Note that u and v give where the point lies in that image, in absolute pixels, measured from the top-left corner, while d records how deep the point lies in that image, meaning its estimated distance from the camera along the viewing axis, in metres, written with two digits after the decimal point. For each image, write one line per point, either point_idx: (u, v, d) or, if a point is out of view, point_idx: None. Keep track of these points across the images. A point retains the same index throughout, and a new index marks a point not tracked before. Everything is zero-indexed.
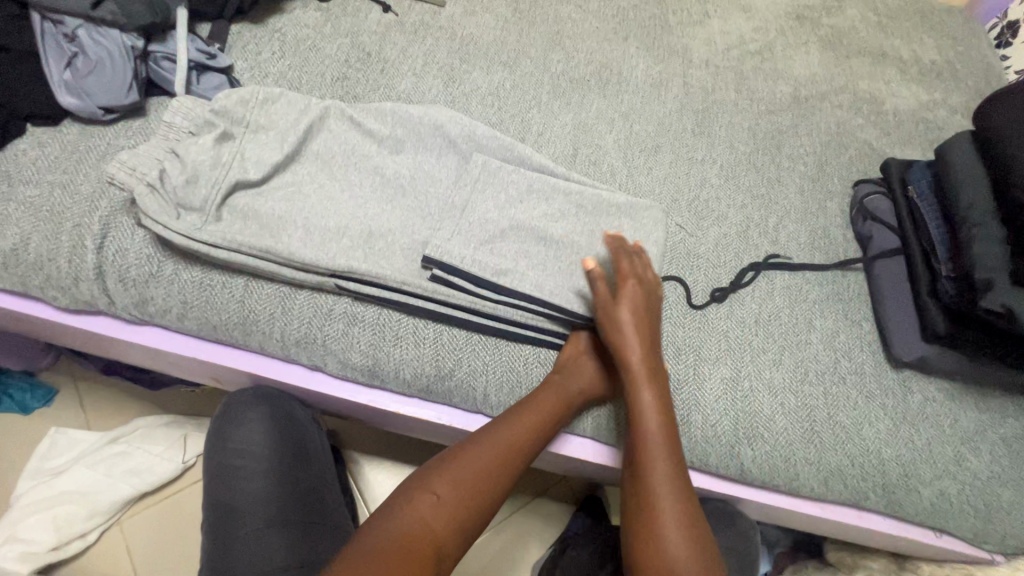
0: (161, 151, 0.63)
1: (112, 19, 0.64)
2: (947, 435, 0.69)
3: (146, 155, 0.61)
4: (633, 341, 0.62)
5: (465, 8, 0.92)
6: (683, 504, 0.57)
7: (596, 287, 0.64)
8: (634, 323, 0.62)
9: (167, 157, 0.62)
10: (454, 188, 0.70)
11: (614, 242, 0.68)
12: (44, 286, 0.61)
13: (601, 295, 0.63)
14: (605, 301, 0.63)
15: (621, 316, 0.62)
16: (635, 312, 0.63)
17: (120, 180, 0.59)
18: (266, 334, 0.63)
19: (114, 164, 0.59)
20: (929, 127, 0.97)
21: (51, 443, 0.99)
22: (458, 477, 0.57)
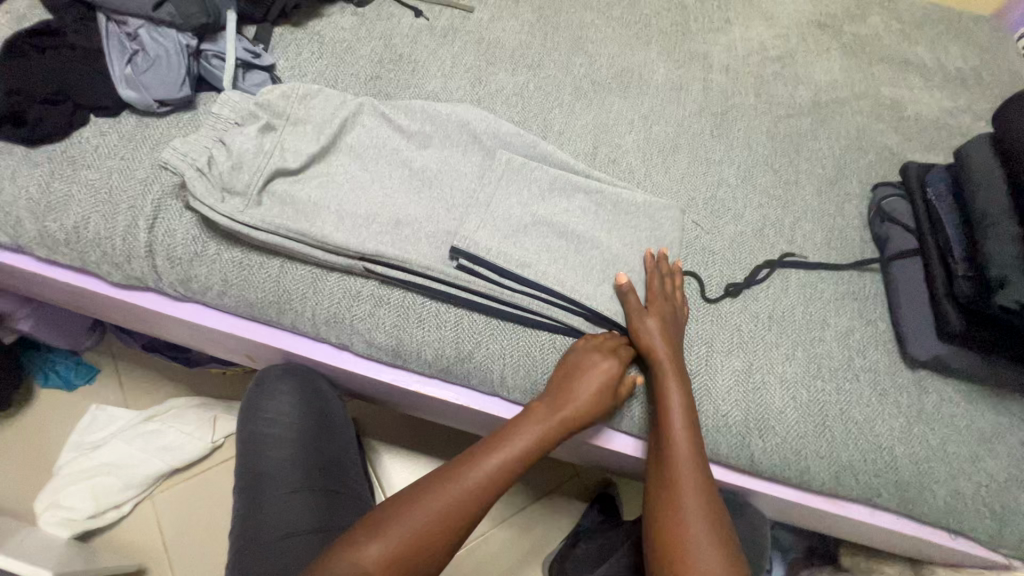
0: (209, 141, 0.68)
1: (170, 19, 0.70)
2: (963, 435, 0.69)
3: (196, 144, 0.67)
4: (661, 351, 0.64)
5: (492, 13, 0.96)
6: (710, 515, 0.58)
7: (627, 300, 0.67)
8: (663, 335, 0.66)
9: (215, 145, 0.67)
10: (479, 182, 0.73)
11: (649, 258, 0.72)
12: (100, 262, 0.67)
13: (633, 308, 0.67)
14: (637, 313, 0.66)
15: (651, 326, 0.65)
16: (665, 324, 0.66)
17: (174, 165, 0.65)
18: (299, 313, 0.67)
19: (170, 150, 0.65)
20: (951, 133, 0.97)
21: (93, 418, 1.05)
22: (469, 486, 0.57)
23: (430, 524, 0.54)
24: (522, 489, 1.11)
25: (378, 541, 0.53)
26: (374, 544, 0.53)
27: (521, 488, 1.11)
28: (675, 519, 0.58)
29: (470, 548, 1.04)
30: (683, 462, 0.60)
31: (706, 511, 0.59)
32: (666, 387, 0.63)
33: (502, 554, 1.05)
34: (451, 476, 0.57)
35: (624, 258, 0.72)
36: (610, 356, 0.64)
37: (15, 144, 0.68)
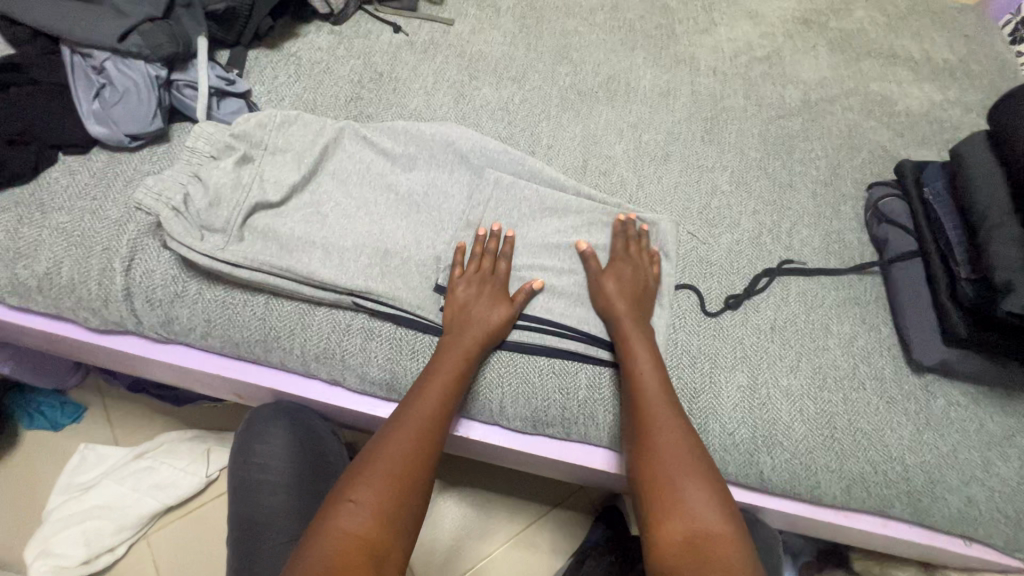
0: (186, 175, 0.66)
1: (137, 51, 0.67)
2: (973, 440, 0.68)
3: (171, 180, 0.64)
4: (620, 300, 0.65)
5: (473, 25, 0.94)
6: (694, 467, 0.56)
7: (590, 263, 0.69)
8: (622, 286, 0.67)
9: (190, 181, 0.65)
10: (468, 206, 0.71)
11: (618, 228, 0.71)
12: (76, 308, 0.64)
13: (592, 266, 0.68)
14: (595, 272, 0.68)
15: (607, 280, 0.67)
16: (625, 280, 0.67)
17: (148, 205, 0.62)
18: (287, 351, 0.65)
19: (142, 190, 0.62)
20: (943, 127, 0.96)
21: (80, 458, 1.02)
22: (422, 427, 0.56)
23: (399, 467, 0.53)
24: (526, 506, 1.09)
25: (361, 503, 0.51)
26: (357, 511, 0.50)
27: (525, 505, 1.09)
28: (659, 465, 0.56)
29: (475, 570, 1.03)
30: (662, 411, 0.59)
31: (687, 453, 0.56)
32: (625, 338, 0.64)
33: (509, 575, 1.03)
34: (404, 420, 0.56)
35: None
36: (498, 304, 0.63)
37: None
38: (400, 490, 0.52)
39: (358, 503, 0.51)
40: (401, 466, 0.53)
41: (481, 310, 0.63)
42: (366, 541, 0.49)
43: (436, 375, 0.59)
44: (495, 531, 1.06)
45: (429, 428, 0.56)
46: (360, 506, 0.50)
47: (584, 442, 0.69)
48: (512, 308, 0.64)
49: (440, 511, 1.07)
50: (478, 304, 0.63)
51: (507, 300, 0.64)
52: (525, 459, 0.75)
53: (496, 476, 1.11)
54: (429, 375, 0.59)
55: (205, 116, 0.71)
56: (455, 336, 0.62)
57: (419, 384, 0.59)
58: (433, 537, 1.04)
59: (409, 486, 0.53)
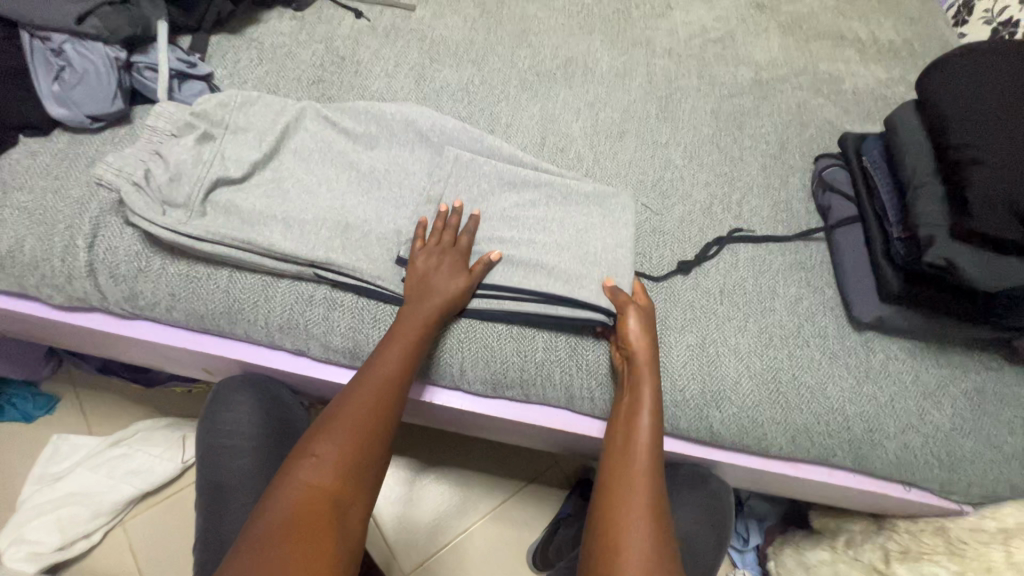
0: (146, 153, 0.67)
1: (95, 33, 0.68)
2: (910, 390, 0.72)
3: (132, 158, 0.66)
4: (642, 340, 0.64)
5: (434, 11, 0.96)
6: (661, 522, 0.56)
7: (619, 296, 0.66)
8: (646, 329, 0.65)
9: (152, 157, 0.67)
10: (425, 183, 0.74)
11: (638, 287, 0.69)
12: (40, 285, 0.65)
13: (625, 304, 0.66)
14: (630, 306, 0.66)
15: (633, 324, 0.64)
16: (650, 330, 0.65)
17: (108, 180, 0.64)
18: (251, 322, 0.66)
19: (103, 166, 0.64)
20: (887, 103, 1.01)
21: (54, 448, 1.02)
22: (382, 388, 0.58)
23: (360, 424, 0.56)
24: (501, 481, 1.11)
25: (323, 456, 0.53)
26: (319, 463, 0.53)
27: (501, 481, 1.11)
28: (625, 521, 0.56)
29: (451, 545, 1.05)
30: (637, 471, 0.59)
31: (659, 511, 0.57)
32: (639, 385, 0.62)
33: (486, 547, 1.05)
34: (366, 380, 0.58)
35: (577, 244, 0.71)
36: (458, 275, 0.65)
37: None
38: (362, 445, 0.55)
39: (319, 455, 0.53)
40: (362, 423, 0.56)
41: (441, 281, 0.64)
42: (328, 489, 0.52)
43: (397, 340, 0.61)
44: (473, 507, 1.09)
45: (387, 388, 0.58)
46: (321, 458, 0.53)
47: (543, 404, 0.72)
48: (470, 279, 0.65)
49: (417, 489, 1.09)
50: (437, 275, 0.64)
51: (468, 274, 0.66)
52: (488, 423, 0.78)
53: (471, 455, 1.13)
54: (390, 339, 0.61)
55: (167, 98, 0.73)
56: (413, 305, 0.63)
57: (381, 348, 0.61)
58: (411, 514, 1.06)
59: (368, 441, 0.56)
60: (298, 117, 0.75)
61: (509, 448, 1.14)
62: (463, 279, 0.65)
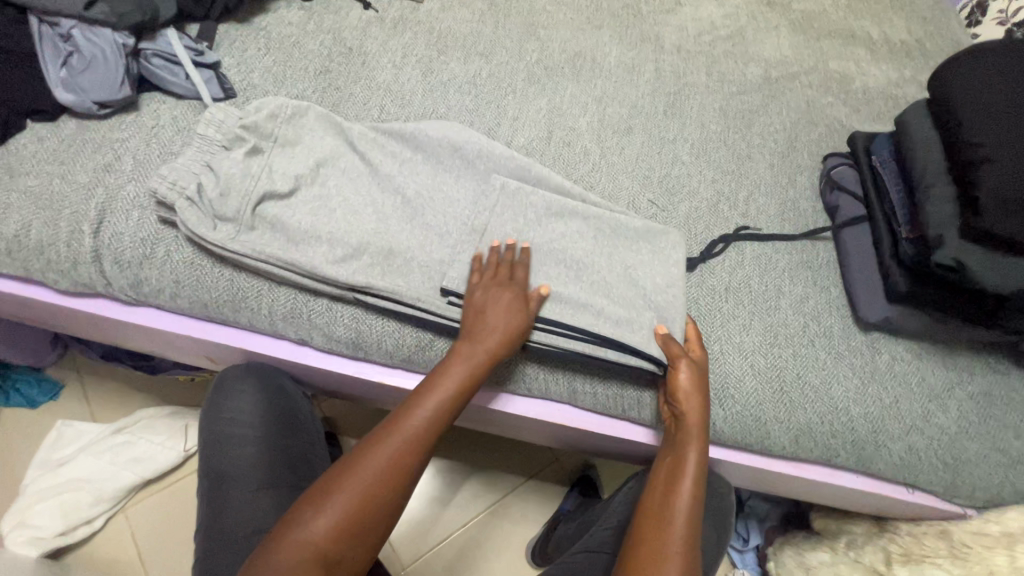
0: (198, 165, 0.66)
1: (104, 18, 0.68)
2: (915, 392, 0.72)
3: (185, 171, 0.65)
4: (693, 400, 0.62)
5: (442, 3, 0.96)
6: None
7: (670, 347, 0.65)
8: (698, 385, 0.63)
9: (204, 171, 0.66)
10: (466, 203, 0.72)
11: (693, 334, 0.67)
12: (45, 271, 0.65)
13: (682, 359, 0.64)
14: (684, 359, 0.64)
15: (686, 378, 0.63)
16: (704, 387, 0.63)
17: (162, 193, 0.63)
18: (255, 310, 0.66)
19: (156, 178, 0.63)
20: (897, 104, 1.00)
21: (57, 434, 1.03)
22: (411, 441, 0.56)
23: (378, 478, 0.53)
24: (502, 477, 1.11)
25: (330, 512, 0.51)
26: (319, 519, 0.51)
27: (501, 476, 1.11)
28: None
29: (450, 539, 1.05)
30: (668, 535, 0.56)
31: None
32: (682, 450, 0.62)
33: (485, 542, 1.05)
34: (398, 430, 0.56)
35: (621, 272, 0.70)
36: (514, 314, 0.62)
37: None
38: (368, 506, 0.52)
39: (321, 510, 0.51)
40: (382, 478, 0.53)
41: (495, 318, 0.61)
42: (320, 551, 0.49)
43: (438, 388, 0.58)
44: (473, 501, 1.09)
45: (414, 441, 0.56)
46: (322, 515, 0.51)
47: (550, 401, 0.72)
48: (524, 317, 0.62)
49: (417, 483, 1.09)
50: (495, 312, 0.61)
51: (524, 312, 0.62)
52: (490, 416, 0.78)
53: (472, 449, 1.13)
54: (433, 385, 0.59)
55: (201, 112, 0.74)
56: (467, 348, 0.60)
57: (420, 393, 0.58)
58: (411, 507, 1.06)
59: (381, 498, 0.53)
60: (339, 129, 0.74)
61: (510, 443, 1.14)
62: (518, 317, 0.62)
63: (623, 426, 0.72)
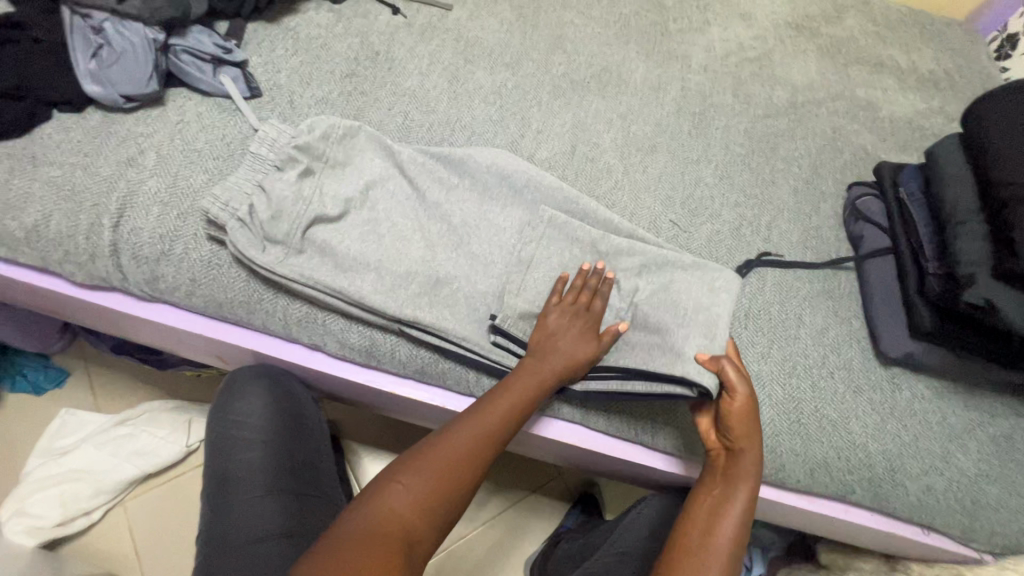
0: (249, 184, 0.66)
1: (135, 13, 0.68)
2: (935, 431, 0.70)
3: (236, 190, 0.65)
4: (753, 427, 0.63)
5: (471, 12, 0.96)
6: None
7: (726, 372, 0.64)
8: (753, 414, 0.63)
9: (256, 191, 0.66)
10: (512, 235, 0.72)
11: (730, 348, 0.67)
12: (63, 262, 0.65)
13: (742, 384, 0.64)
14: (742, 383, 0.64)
15: (744, 407, 0.62)
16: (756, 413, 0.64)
17: (214, 215, 0.63)
18: (269, 313, 0.66)
19: (210, 199, 0.63)
20: (924, 135, 0.99)
21: (61, 423, 1.03)
22: (489, 430, 0.58)
23: (453, 458, 0.56)
24: (503, 490, 1.10)
25: (411, 485, 0.53)
26: (404, 493, 0.52)
27: (502, 489, 1.10)
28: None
29: (447, 551, 1.03)
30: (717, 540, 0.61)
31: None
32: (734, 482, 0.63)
33: (483, 556, 1.04)
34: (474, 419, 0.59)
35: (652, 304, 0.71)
36: (587, 339, 0.64)
37: None
38: (447, 487, 0.54)
39: (405, 484, 0.53)
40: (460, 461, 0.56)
41: (568, 343, 0.64)
42: (405, 523, 0.51)
43: (512, 390, 0.61)
44: (471, 513, 1.07)
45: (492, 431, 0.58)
46: (407, 488, 0.52)
47: (564, 423, 0.72)
48: (598, 347, 0.65)
49: None
50: (570, 338, 0.64)
51: (595, 339, 0.65)
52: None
53: None
54: (506, 387, 0.61)
55: (253, 131, 0.73)
56: (537, 360, 0.63)
57: (497, 392, 0.61)
58: None
59: (457, 480, 0.55)
60: (387, 150, 0.73)
61: (513, 456, 1.13)
62: (590, 343, 0.64)
63: (637, 451, 0.73)
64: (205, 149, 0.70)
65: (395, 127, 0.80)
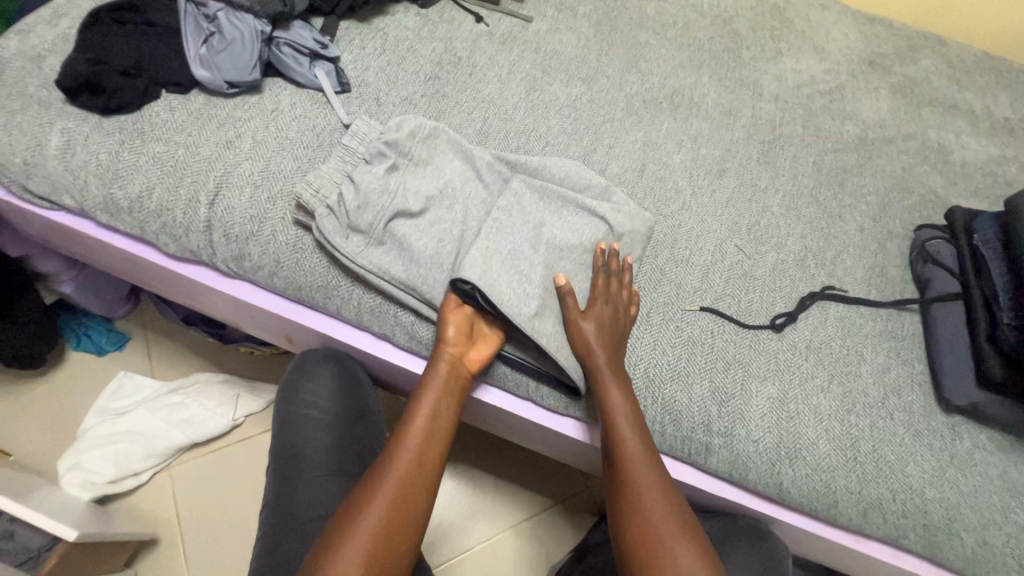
0: (339, 174, 0.69)
1: (248, 5, 0.73)
2: (996, 485, 0.68)
3: (327, 179, 0.68)
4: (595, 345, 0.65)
5: (550, 26, 0.98)
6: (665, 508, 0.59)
7: (567, 302, 0.67)
8: (599, 333, 0.66)
9: (344, 181, 0.69)
10: (571, 243, 0.72)
11: (598, 266, 0.70)
12: (159, 232, 0.69)
13: (569, 313, 0.67)
14: (573, 316, 0.67)
15: (586, 331, 0.66)
16: (602, 328, 0.66)
17: (305, 200, 0.66)
18: (345, 299, 0.68)
19: (304, 187, 0.66)
20: (996, 182, 0.97)
21: (118, 384, 1.07)
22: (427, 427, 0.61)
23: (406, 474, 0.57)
24: (532, 497, 1.10)
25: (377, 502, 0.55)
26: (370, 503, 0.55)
27: (531, 496, 1.10)
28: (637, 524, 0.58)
29: (473, 552, 1.04)
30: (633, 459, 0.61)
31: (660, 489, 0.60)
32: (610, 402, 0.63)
33: (508, 560, 1.04)
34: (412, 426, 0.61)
35: (706, 339, 0.73)
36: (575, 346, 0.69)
37: (90, 112, 0.70)
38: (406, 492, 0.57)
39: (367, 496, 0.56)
40: (393, 514, 0.55)
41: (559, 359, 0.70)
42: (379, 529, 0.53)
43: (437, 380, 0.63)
44: (499, 516, 1.08)
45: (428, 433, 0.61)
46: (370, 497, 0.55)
47: (563, 417, 0.72)
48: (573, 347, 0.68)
49: (445, 490, 1.08)
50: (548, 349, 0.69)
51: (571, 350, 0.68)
52: (521, 429, 0.79)
53: (506, 464, 1.12)
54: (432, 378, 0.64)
55: (342, 124, 0.76)
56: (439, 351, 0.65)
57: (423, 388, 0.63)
58: (439, 513, 1.06)
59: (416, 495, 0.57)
60: (467, 152, 0.75)
61: (545, 464, 1.13)
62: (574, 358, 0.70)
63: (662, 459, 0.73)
64: (297, 138, 0.74)
65: (473, 132, 0.82)
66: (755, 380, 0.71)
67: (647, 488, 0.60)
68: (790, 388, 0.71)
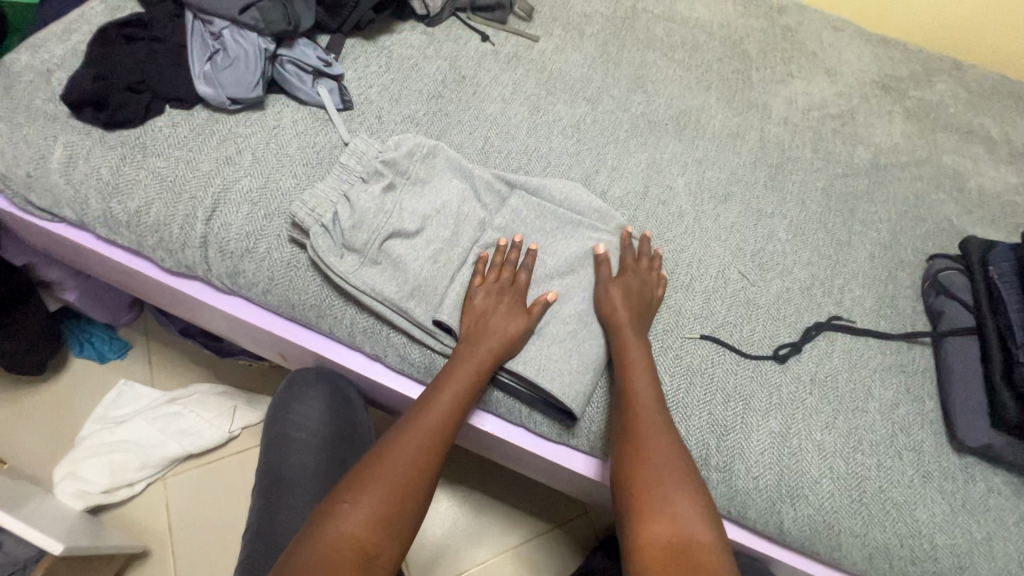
0: (335, 193, 0.69)
1: (253, 24, 0.74)
2: (1011, 532, 0.65)
3: (323, 198, 0.68)
4: (622, 306, 0.67)
5: (556, 45, 0.97)
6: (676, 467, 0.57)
7: (602, 267, 0.70)
8: (627, 295, 0.68)
9: (340, 200, 0.68)
10: (562, 272, 0.71)
11: (626, 241, 0.72)
12: (156, 247, 0.69)
13: (603, 275, 0.70)
14: (605, 279, 0.70)
15: (616, 292, 0.68)
16: (630, 291, 0.68)
17: (300, 218, 0.66)
18: (338, 319, 0.68)
19: (299, 205, 0.66)
20: (1015, 211, 0.94)
21: (118, 393, 1.07)
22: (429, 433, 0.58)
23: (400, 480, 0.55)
24: (528, 521, 1.07)
25: (361, 507, 0.53)
26: (353, 511, 0.53)
27: (526, 519, 1.07)
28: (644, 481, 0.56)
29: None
30: (647, 416, 0.60)
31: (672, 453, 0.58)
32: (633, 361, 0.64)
33: None
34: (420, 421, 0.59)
35: (706, 368, 0.71)
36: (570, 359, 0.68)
37: (93, 126, 0.71)
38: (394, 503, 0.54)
39: (352, 504, 0.53)
40: (362, 531, 0.52)
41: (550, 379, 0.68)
42: (362, 542, 0.51)
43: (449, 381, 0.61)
44: (493, 539, 1.05)
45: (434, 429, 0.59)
46: (354, 506, 0.53)
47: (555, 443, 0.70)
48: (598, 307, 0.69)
49: (440, 511, 1.06)
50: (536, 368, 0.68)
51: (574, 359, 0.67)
52: (513, 454, 0.77)
53: (503, 485, 1.10)
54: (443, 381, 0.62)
55: (342, 142, 0.76)
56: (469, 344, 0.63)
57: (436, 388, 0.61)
58: (432, 534, 1.04)
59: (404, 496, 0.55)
60: (465, 172, 0.74)
61: (543, 487, 1.10)
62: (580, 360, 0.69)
63: None
64: (297, 155, 0.74)
65: (474, 151, 0.82)
66: (757, 413, 0.69)
67: (657, 449, 0.58)
68: (793, 421, 0.69)
